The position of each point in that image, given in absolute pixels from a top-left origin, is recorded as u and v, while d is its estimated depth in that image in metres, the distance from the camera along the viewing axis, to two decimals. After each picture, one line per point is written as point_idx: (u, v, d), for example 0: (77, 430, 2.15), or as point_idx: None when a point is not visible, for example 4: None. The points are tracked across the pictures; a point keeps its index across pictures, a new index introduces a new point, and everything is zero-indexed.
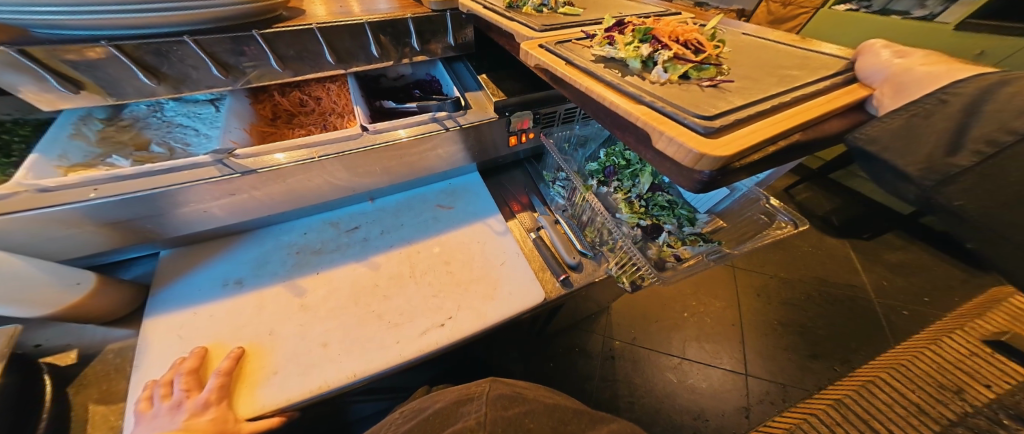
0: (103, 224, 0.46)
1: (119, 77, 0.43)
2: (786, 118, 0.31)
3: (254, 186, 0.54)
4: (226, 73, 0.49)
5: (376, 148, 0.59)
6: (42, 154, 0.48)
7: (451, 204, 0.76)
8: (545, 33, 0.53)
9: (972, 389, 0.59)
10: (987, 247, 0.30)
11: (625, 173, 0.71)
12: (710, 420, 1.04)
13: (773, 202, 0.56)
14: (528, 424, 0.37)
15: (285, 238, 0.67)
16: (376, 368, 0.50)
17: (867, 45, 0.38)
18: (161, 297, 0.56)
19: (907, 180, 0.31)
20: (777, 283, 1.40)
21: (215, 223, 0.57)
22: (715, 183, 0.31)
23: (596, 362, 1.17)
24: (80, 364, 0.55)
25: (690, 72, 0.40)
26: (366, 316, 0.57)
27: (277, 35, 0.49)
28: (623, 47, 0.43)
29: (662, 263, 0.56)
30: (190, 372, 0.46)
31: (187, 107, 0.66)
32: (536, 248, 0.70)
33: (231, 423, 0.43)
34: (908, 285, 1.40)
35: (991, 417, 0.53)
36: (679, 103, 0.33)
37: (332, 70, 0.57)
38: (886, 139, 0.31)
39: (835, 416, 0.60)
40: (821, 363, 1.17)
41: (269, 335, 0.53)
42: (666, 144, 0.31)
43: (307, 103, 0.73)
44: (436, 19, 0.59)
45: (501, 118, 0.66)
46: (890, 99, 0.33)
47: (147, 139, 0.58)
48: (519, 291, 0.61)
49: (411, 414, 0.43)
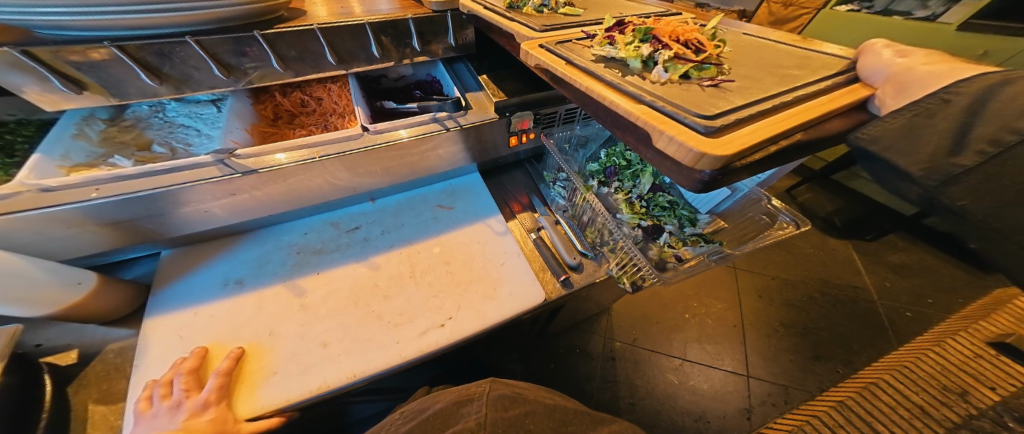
0: (104, 224, 0.47)
1: (123, 78, 0.43)
2: (786, 117, 0.31)
3: (254, 186, 0.54)
4: (227, 74, 0.49)
5: (376, 148, 0.59)
6: (43, 154, 0.48)
7: (451, 204, 0.76)
8: (545, 33, 0.53)
9: (977, 392, 0.57)
10: (991, 247, 0.30)
11: (625, 173, 0.71)
12: (712, 422, 1.04)
13: (774, 203, 0.56)
14: (528, 424, 0.36)
15: (286, 238, 0.67)
16: (376, 368, 0.50)
17: (868, 45, 0.38)
18: (162, 297, 0.56)
19: (910, 180, 0.31)
20: (778, 284, 1.40)
21: (216, 223, 0.57)
22: (716, 183, 0.31)
23: (597, 363, 1.16)
24: (80, 364, 0.55)
25: (690, 72, 0.39)
26: (366, 315, 0.57)
27: (279, 36, 0.49)
28: (623, 47, 0.43)
29: (662, 264, 0.57)
30: (190, 371, 0.46)
31: (189, 108, 0.66)
32: (536, 248, 0.69)
33: (231, 423, 0.43)
34: (911, 287, 1.39)
35: (996, 419, 0.51)
36: (679, 102, 0.33)
37: (333, 71, 0.57)
38: (887, 139, 0.31)
39: (837, 417, 0.60)
40: (823, 365, 1.16)
41: (269, 335, 0.53)
42: (666, 144, 0.31)
43: (308, 103, 0.74)
44: (437, 19, 0.60)
45: (501, 118, 0.66)
46: (892, 100, 0.33)
47: (149, 139, 0.58)
48: (519, 291, 0.61)
49: (411, 414, 0.43)
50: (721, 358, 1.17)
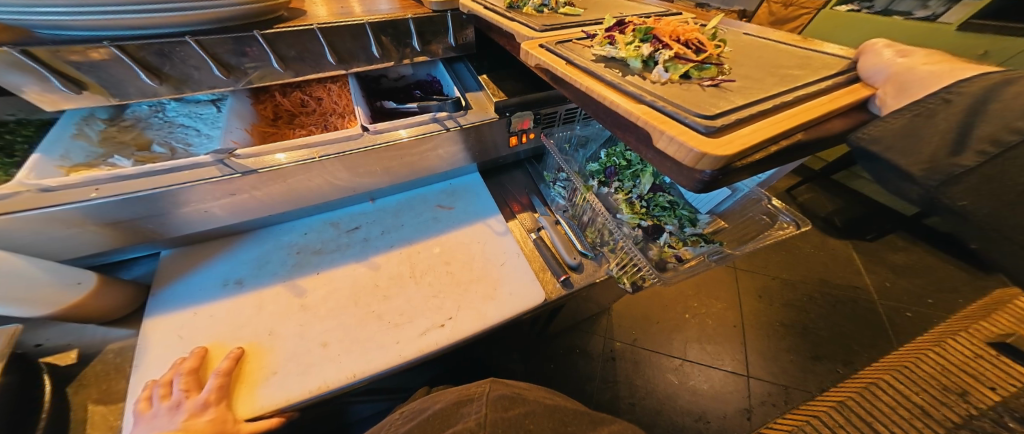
0: (104, 224, 0.47)
1: (123, 78, 0.43)
2: (787, 117, 0.31)
3: (254, 186, 0.54)
4: (227, 73, 0.49)
5: (376, 148, 0.59)
6: (43, 154, 0.48)
7: (451, 204, 0.76)
8: (545, 33, 0.53)
9: (977, 392, 0.57)
10: (991, 248, 0.30)
11: (625, 173, 0.71)
12: (712, 422, 1.04)
13: (775, 203, 0.56)
14: (527, 424, 0.36)
15: (285, 238, 0.67)
16: (376, 368, 0.50)
17: (868, 45, 0.38)
18: (162, 297, 0.56)
19: (911, 180, 0.31)
20: (778, 284, 1.39)
21: (216, 223, 0.57)
22: (717, 183, 0.31)
23: (597, 364, 1.16)
24: (80, 364, 0.55)
25: (690, 72, 0.39)
26: (366, 315, 0.57)
27: (279, 36, 0.49)
28: (623, 47, 0.43)
29: (662, 264, 0.56)
30: (190, 371, 0.46)
31: (189, 108, 0.66)
32: (536, 248, 0.69)
33: (231, 423, 0.43)
34: (911, 287, 1.39)
35: (996, 420, 0.52)
36: (679, 102, 0.33)
37: (333, 71, 0.57)
38: (888, 139, 0.31)
39: (837, 417, 0.60)
40: (823, 365, 1.16)
41: (269, 335, 0.53)
42: (666, 144, 0.31)
43: (308, 103, 0.74)
44: (437, 19, 0.59)
45: (501, 118, 0.66)
46: (893, 99, 0.33)
47: (148, 139, 0.58)
48: (519, 291, 0.61)
49: (411, 414, 0.43)
50: (721, 358, 1.17)
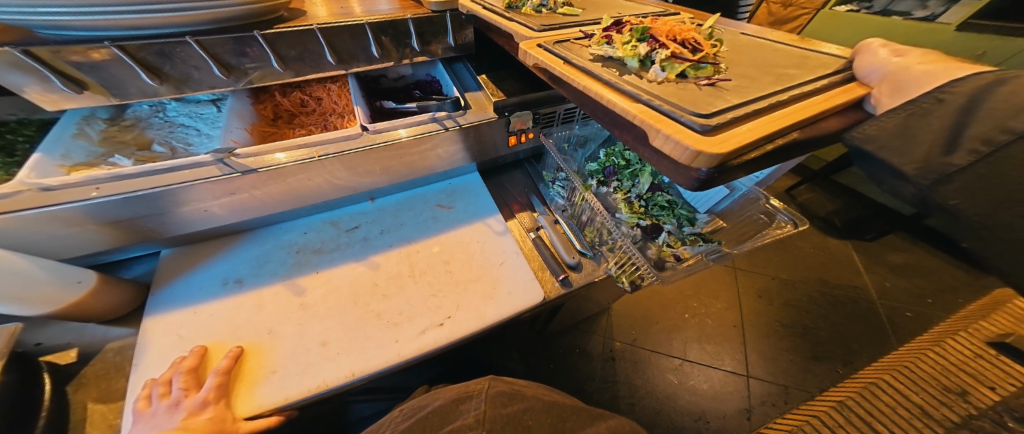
0: (103, 223, 0.47)
1: (123, 77, 0.43)
2: (783, 116, 0.31)
3: (254, 185, 0.54)
4: (228, 73, 0.50)
5: (375, 147, 0.59)
6: (44, 153, 0.48)
7: (450, 204, 0.76)
8: (544, 33, 0.53)
9: (977, 393, 0.56)
10: (984, 246, 0.30)
11: (625, 173, 0.71)
12: (712, 422, 1.03)
13: (773, 202, 0.56)
14: (526, 421, 0.37)
15: (285, 238, 0.67)
16: (375, 367, 0.50)
17: (864, 44, 0.38)
18: (162, 296, 0.56)
19: (905, 180, 0.31)
20: (778, 283, 1.39)
21: (215, 222, 0.57)
22: (713, 182, 0.31)
23: (596, 364, 1.16)
24: (80, 363, 0.55)
25: (687, 71, 0.40)
26: (366, 315, 0.57)
27: (279, 36, 0.49)
28: (621, 46, 0.44)
29: (661, 263, 0.56)
30: (190, 370, 0.46)
31: (190, 108, 0.66)
32: (536, 248, 0.69)
33: (230, 422, 0.43)
34: (911, 287, 1.39)
35: (996, 419, 0.52)
36: (676, 101, 0.33)
37: (333, 70, 0.57)
38: (883, 138, 0.31)
39: (837, 417, 0.59)
40: (823, 365, 1.16)
41: (268, 334, 0.53)
42: (662, 142, 0.31)
43: (308, 103, 0.74)
44: (437, 19, 0.60)
45: (501, 117, 0.66)
46: (888, 99, 0.33)
47: (149, 139, 0.58)
48: (518, 290, 0.61)
49: (411, 412, 0.43)
50: (720, 358, 1.17)
